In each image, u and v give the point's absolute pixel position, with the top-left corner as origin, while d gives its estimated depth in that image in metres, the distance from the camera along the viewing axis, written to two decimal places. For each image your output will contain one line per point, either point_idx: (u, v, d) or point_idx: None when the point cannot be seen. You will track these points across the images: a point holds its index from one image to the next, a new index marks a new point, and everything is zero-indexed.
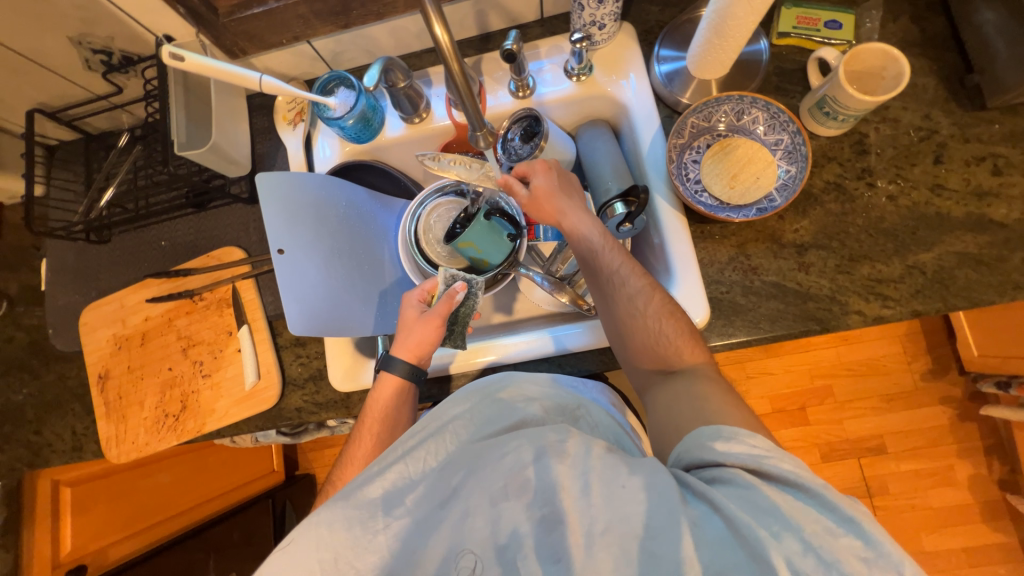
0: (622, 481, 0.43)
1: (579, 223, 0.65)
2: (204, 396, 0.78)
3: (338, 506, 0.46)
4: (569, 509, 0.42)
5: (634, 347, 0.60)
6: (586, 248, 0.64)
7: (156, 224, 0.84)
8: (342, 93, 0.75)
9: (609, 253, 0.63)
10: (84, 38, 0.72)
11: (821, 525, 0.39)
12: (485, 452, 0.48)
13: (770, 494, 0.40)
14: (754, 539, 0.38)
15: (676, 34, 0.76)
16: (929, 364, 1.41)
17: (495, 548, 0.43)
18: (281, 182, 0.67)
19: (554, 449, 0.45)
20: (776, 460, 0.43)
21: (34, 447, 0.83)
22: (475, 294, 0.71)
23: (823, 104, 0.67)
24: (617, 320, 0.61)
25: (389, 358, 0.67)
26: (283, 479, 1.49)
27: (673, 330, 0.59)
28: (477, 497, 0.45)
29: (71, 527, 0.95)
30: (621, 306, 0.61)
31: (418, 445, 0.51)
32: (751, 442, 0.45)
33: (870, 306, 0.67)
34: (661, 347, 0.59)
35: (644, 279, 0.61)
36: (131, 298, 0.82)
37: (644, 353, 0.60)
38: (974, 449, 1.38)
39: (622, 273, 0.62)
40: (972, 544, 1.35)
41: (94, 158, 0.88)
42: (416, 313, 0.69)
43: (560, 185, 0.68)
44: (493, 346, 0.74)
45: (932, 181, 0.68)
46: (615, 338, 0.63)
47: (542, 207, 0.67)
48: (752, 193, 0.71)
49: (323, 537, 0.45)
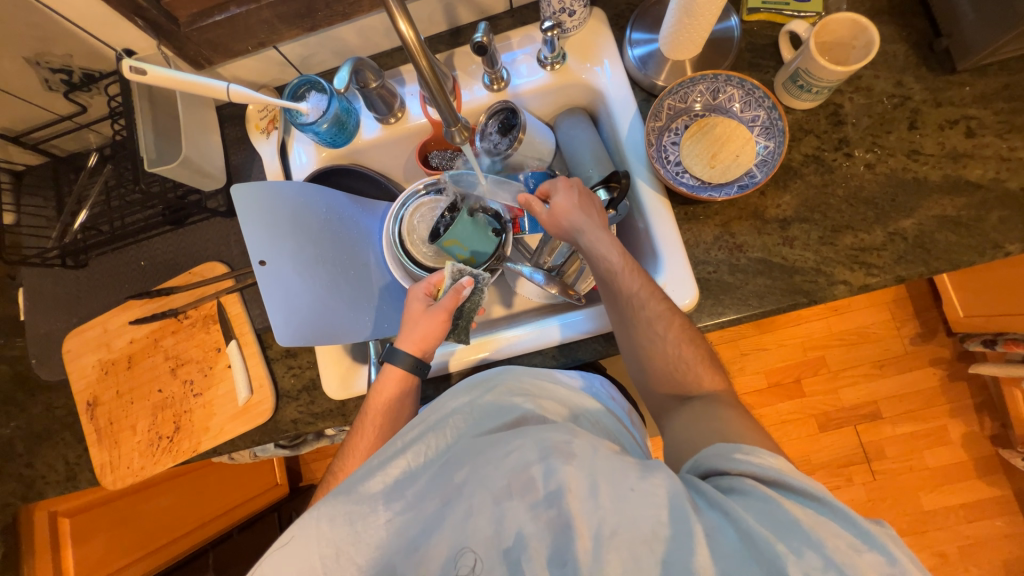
0: (630, 484, 0.42)
1: (599, 243, 0.63)
2: (197, 415, 0.76)
3: (339, 502, 0.46)
4: (577, 512, 0.41)
5: (653, 370, 0.62)
6: (606, 268, 0.63)
7: (134, 244, 0.82)
8: (313, 97, 0.74)
9: (630, 277, 0.61)
10: (41, 57, 0.70)
11: (843, 542, 0.38)
12: (488, 452, 0.47)
13: (789, 507, 0.41)
14: (771, 552, 0.38)
15: (646, 16, 0.75)
16: (918, 328, 1.43)
17: (499, 550, 0.42)
18: (257, 193, 0.65)
19: (560, 450, 0.45)
20: (797, 476, 0.44)
21: (27, 480, 0.81)
22: (480, 289, 0.72)
23: (797, 78, 0.67)
24: (635, 342, 0.62)
25: (392, 352, 0.67)
26: (287, 492, 1.48)
27: (691, 356, 0.61)
28: (479, 497, 0.44)
29: (73, 557, 0.94)
30: (641, 331, 0.61)
31: (418, 437, 0.51)
32: (772, 458, 0.46)
33: (855, 275, 0.67)
34: (679, 372, 0.61)
35: (664, 305, 0.61)
36: (114, 321, 0.80)
37: (663, 378, 0.62)
38: (965, 408, 1.41)
39: (644, 298, 0.61)
40: (969, 500, 1.38)
41: (63, 181, 0.85)
42: (422, 307, 0.69)
43: (582, 204, 0.64)
44: (494, 340, 0.74)
45: (909, 147, 0.69)
46: (632, 356, 0.64)
47: (560, 226, 0.65)
48: (733, 170, 0.71)
49: (324, 533, 0.45)
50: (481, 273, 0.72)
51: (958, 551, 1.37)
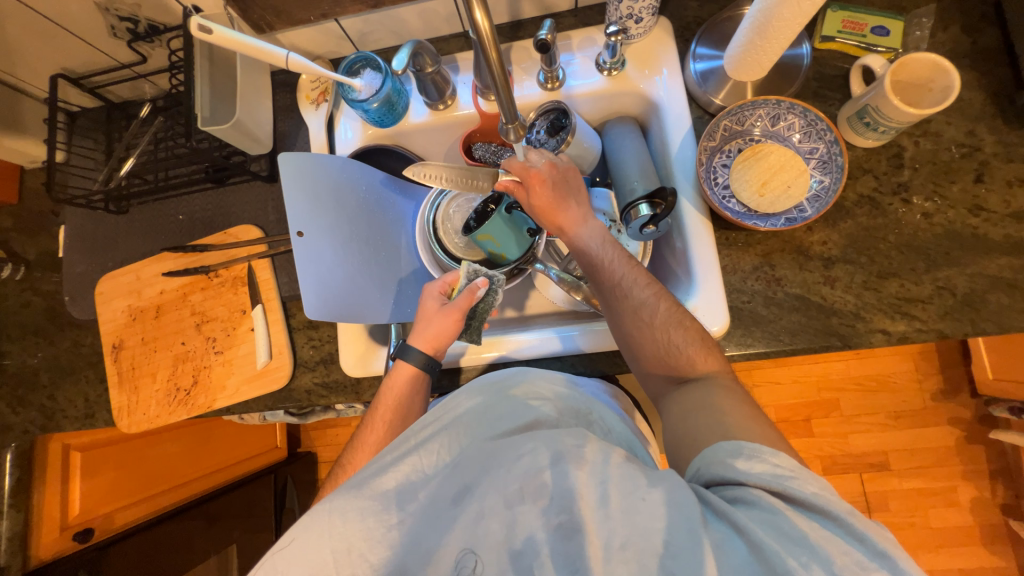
0: (641, 494, 0.42)
1: (582, 235, 0.65)
2: (215, 373, 0.78)
3: (351, 496, 0.45)
4: (588, 520, 0.41)
5: (644, 356, 0.60)
6: (590, 260, 0.65)
7: (175, 197, 0.84)
8: (368, 74, 0.74)
9: (613, 264, 0.63)
10: (111, 4, 0.71)
11: (850, 558, 0.38)
12: (500, 453, 0.47)
13: (795, 520, 0.39)
14: (781, 567, 0.37)
15: (714, 32, 0.73)
16: (941, 384, 1.39)
17: (508, 553, 0.42)
18: (302, 163, 0.65)
19: (572, 454, 0.45)
20: (801, 483, 0.42)
21: (48, 411, 0.84)
22: (495, 290, 0.71)
23: (864, 114, 0.65)
24: (623, 329, 0.61)
25: (405, 348, 0.67)
26: (286, 455, 1.51)
27: (682, 339, 0.58)
28: (491, 497, 0.44)
29: (80, 490, 0.97)
30: (629, 319, 0.60)
31: (434, 435, 0.51)
32: (775, 461, 0.44)
33: (895, 325, 0.65)
34: (672, 356, 0.58)
35: (650, 288, 0.61)
36: (148, 270, 0.82)
37: (655, 361, 0.59)
38: (979, 472, 1.36)
39: (627, 284, 0.61)
40: (968, 566, 1.35)
41: (115, 127, 0.87)
42: (436, 306, 0.69)
43: (558, 196, 0.64)
44: (504, 341, 0.74)
45: (971, 201, 0.66)
46: (625, 347, 0.62)
47: (545, 218, 0.65)
48: (782, 202, 0.69)
49: (336, 526, 0.44)
50: (495, 274, 0.71)
51: None
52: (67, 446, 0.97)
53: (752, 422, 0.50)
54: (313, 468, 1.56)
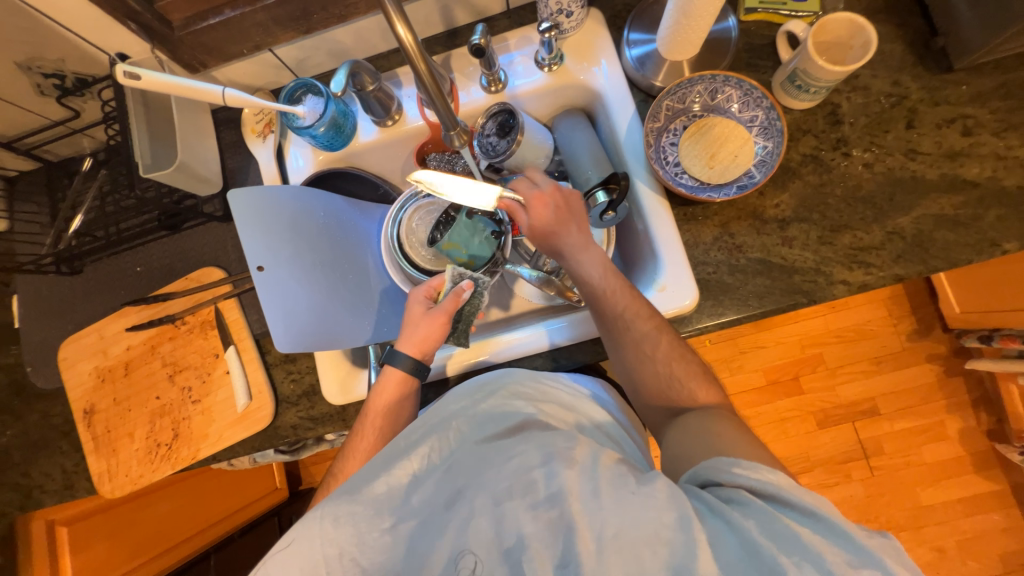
0: (631, 488, 0.43)
1: (581, 264, 0.64)
2: (196, 422, 0.76)
3: (343, 502, 0.46)
4: (578, 514, 0.41)
5: (642, 384, 0.62)
6: (589, 289, 0.64)
7: (130, 250, 0.82)
8: (309, 99, 0.73)
9: (615, 296, 0.62)
10: (33, 62, 0.69)
11: (843, 557, 0.38)
12: (492, 456, 0.47)
13: (788, 523, 0.40)
14: (775, 566, 0.37)
15: (644, 16, 0.75)
16: (914, 325, 1.44)
17: (500, 551, 0.42)
18: (255, 197, 0.65)
19: (563, 455, 0.45)
20: (799, 491, 0.42)
21: (23, 489, 0.80)
22: (480, 292, 0.72)
23: (795, 78, 0.67)
24: (624, 358, 0.63)
25: (392, 354, 0.67)
26: (287, 495, 1.47)
27: (683, 373, 0.60)
28: (480, 498, 0.44)
29: (72, 566, 0.92)
30: (630, 349, 0.62)
31: (424, 438, 0.52)
32: (773, 472, 0.44)
33: (854, 274, 0.68)
34: (670, 389, 0.60)
35: (651, 322, 0.61)
36: (111, 328, 0.80)
37: (653, 392, 0.62)
38: (961, 403, 1.42)
39: (631, 317, 0.62)
40: (966, 495, 1.39)
41: (57, 186, 0.85)
42: (422, 310, 0.68)
43: (559, 219, 0.64)
44: (492, 342, 0.74)
45: (907, 146, 0.69)
46: (623, 372, 0.64)
47: (544, 245, 0.66)
48: (731, 171, 0.71)
49: (330, 533, 0.45)
50: (479, 276, 0.71)
51: (956, 545, 1.39)
52: (52, 522, 0.93)
53: None
54: None
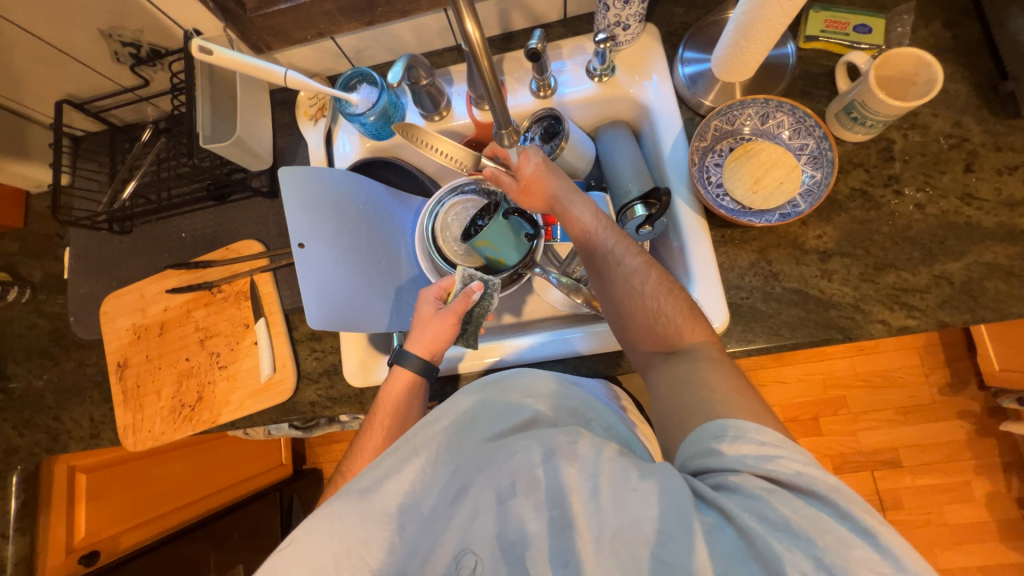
0: (632, 485, 0.42)
1: (570, 203, 0.65)
2: (220, 388, 0.78)
3: (350, 501, 0.46)
4: (578, 513, 0.41)
5: (633, 326, 0.60)
6: (580, 229, 0.65)
7: (178, 215, 0.85)
8: (364, 88, 0.75)
9: (602, 232, 0.63)
10: (115, 31, 0.73)
11: (836, 538, 0.37)
12: (495, 453, 0.47)
13: (780, 506, 0.39)
14: (770, 555, 0.37)
15: (701, 36, 0.75)
16: (948, 377, 1.38)
17: (501, 548, 0.42)
18: (303, 175, 0.67)
19: (564, 451, 0.45)
20: (783, 464, 0.42)
21: (53, 432, 0.84)
22: (490, 294, 0.71)
23: (851, 109, 0.66)
24: (613, 298, 0.62)
25: (401, 354, 0.68)
26: (291, 472, 1.50)
27: (671, 306, 0.57)
28: (484, 494, 0.45)
29: (85, 513, 0.97)
30: (618, 286, 0.61)
31: (429, 440, 0.50)
32: (756, 441, 0.43)
33: (895, 315, 0.65)
34: (660, 325, 0.57)
35: (638, 255, 0.61)
36: (151, 288, 0.83)
37: (644, 333, 0.59)
38: (992, 466, 1.35)
39: (615, 251, 0.62)
40: (988, 563, 1.32)
41: (119, 149, 0.89)
42: (432, 310, 0.69)
43: (546, 166, 0.67)
44: (502, 345, 0.75)
45: (963, 190, 0.67)
46: (615, 320, 0.63)
47: (532, 192, 0.67)
48: (776, 198, 0.70)
49: (337, 529, 0.44)
50: (490, 278, 0.71)
51: None
52: (72, 468, 0.97)
53: None
54: (319, 485, 1.55)
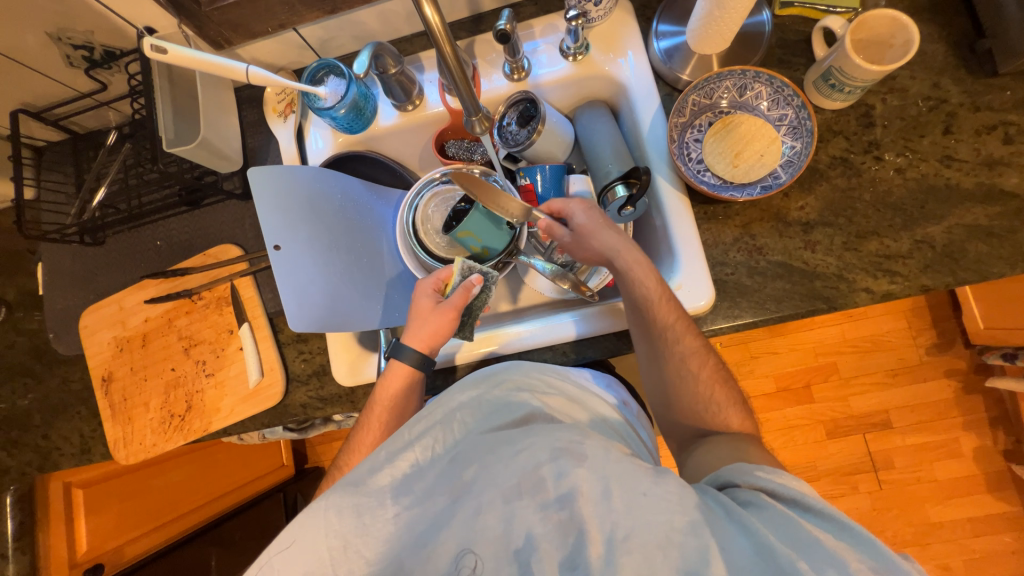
0: (643, 489, 0.42)
1: (634, 269, 0.63)
2: (209, 395, 0.77)
3: (347, 494, 0.47)
4: (589, 516, 0.41)
5: (676, 403, 0.64)
6: (642, 294, 0.63)
7: (151, 223, 0.83)
8: (332, 81, 0.73)
9: (664, 307, 0.62)
10: (63, 33, 0.69)
11: (866, 565, 0.37)
12: (497, 448, 0.47)
13: (808, 527, 0.40)
14: (790, 566, 0.37)
15: (674, 8, 0.73)
16: (934, 338, 1.40)
17: (508, 550, 0.42)
18: (274, 176, 0.65)
19: (572, 452, 0.45)
20: (819, 498, 0.43)
21: (43, 451, 0.83)
22: (490, 286, 0.72)
23: (829, 76, 0.65)
24: (660, 367, 0.64)
25: (399, 347, 0.67)
26: (293, 473, 1.51)
27: (719, 395, 0.63)
28: (489, 495, 0.44)
29: (86, 526, 0.97)
30: (670, 362, 0.63)
31: (426, 431, 0.51)
32: (792, 477, 0.46)
33: (878, 282, 0.66)
34: (704, 408, 0.63)
35: (694, 339, 0.63)
36: (130, 300, 0.81)
37: (684, 410, 0.64)
38: (978, 422, 1.38)
39: (678, 334, 0.62)
40: (977, 514, 1.36)
41: (83, 157, 0.86)
42: (430, 304, 0.68)
43: (602, 225, 0.65)
44: (500, 335, 0.74)
45: (942, 153, 0.66)
46: (654, 379, 0.67)
47: (589, 243, 0.66)
48: (757, 171, 0.69)
49: (332, 523, 0.45)
50: (489, 270, 0.71)
51: (962, 564, 1.36)
52: (68, 484, 0.96)
53: None
54: None
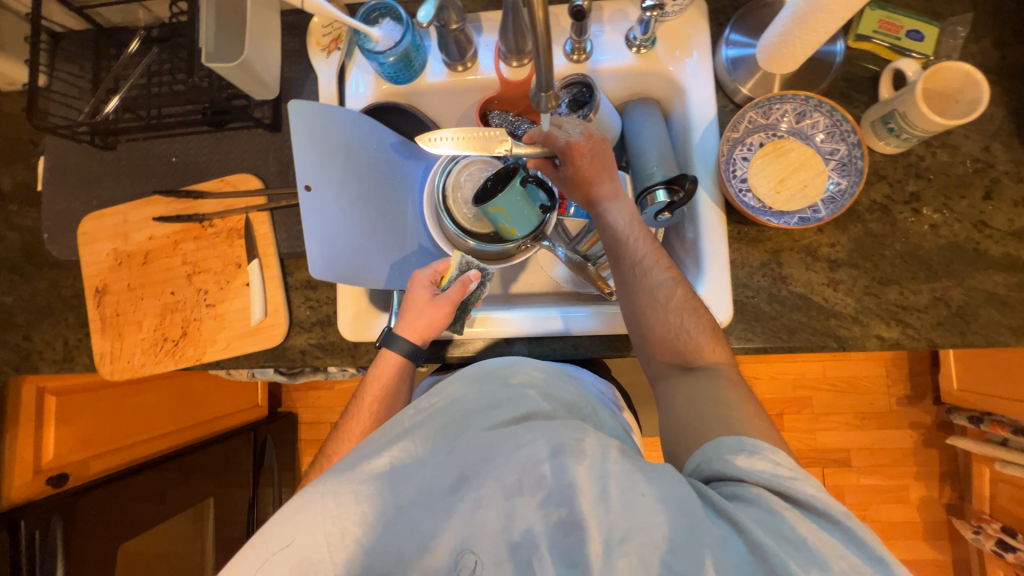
0: (640, 490, 0.42)
1: (610, 210, 0.63)
2: (206, 326, 0.75)
3: (342, 479, 0.43)
4: (588, 514, 0.41)
5: (653, 339, 0.59)
6: (613, 235, 0.63)
7: (169, 136, 0.79)
8: (387, 25, 0.69)
9: (636, 242, 0.61)
10: None
11: (851, 563, 0.38)
12: (498, 444, 0.45)
13: (793, 520, 0.40)
14: (782, 569, 0.38)
15: (750, 19, 0.71)
16: (907, 391, 1.46)
17: (506, 544, 0.41)
18: (314, 113, 0.63)
19: (572, 448, 0.44)
20: (801, 484, 0.43)
21: (22, 352, 0.80)
22: (485, 283, 0.71)
23: (890, 119, 0.65)
24: (636, 311, 0.60)
25: (390, 337, 0.66)
26: (265, 414, 1.50)
27: (694, 326, 0.58)
28: (489, 488, 0.43)
29: (54, 435, 0.95)
30: (643, 299, 0.59)
31: (425, 422, 0.48)
32: (773, 458, 0.45)
33: (890, 331, 0.67)
34: (681, 341, 0.58)
35: (669, 271, 0.60)
36: (137, 214, 0.78)
37: (663, 347, 0.59)
38: (931, 474, 1.45)
39: (649, 267, 0.60)
40: (910, 557, 1.45)
41: (103, 54, 0.80)
42: (426, 295, 0.67)
43: (593, 168, 0.63)
44: (493, 320, 0.73)
45: (978, 217, 0.67)
46: (635, 332, 0.61)
47: (575, 187, 0.65)
48: (797, 201, 0.69)
49: (330, 508, 0.42)
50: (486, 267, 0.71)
51: None
52: (42, 389, 0.94)
53: (752, 412, 0.51)
54: (293, 428, 1.57)
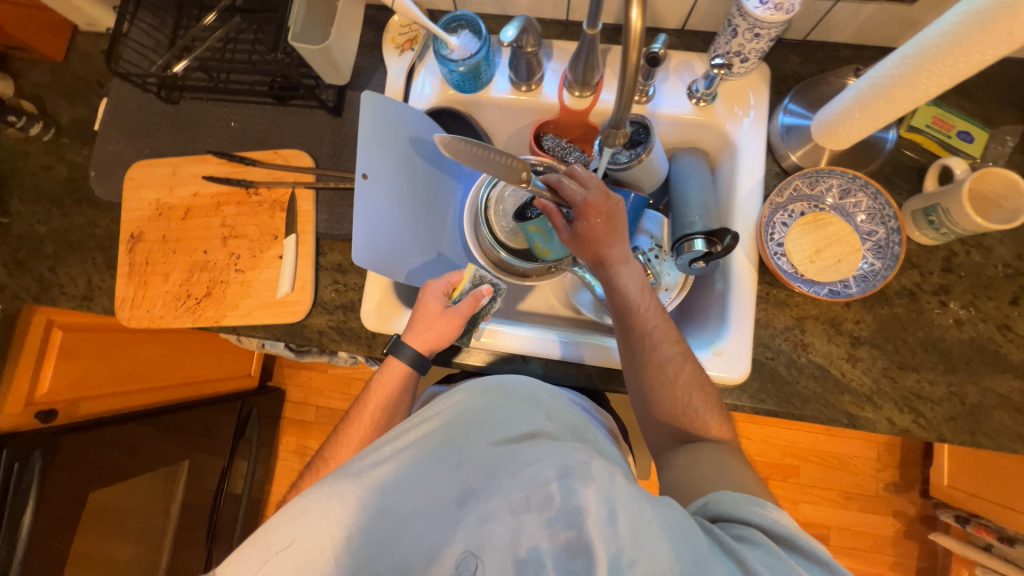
0: (647, 517, 0.41)
1: (622, 278, 0.62)
2: (231, 290, 0.76)
3: (347, 482, 0.43)
4: (595, 535, 0.39)
5: (659, 411, 0.60)
6: (621, 304, 0.62)
7: (233, 102, 0.81)
8: (465, 36, 0.72)
9: (647, 313, 0.61)
10: None
11: None
12: (504, 463, 0.45)
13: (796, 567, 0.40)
14: None
15: (809, 93, 0.74)
16: (896, 478, 1.45)
17: (512, 561, 0.39)
18: (383, 106, 0.65)
19: (580, 471, 0.44)
20: (807, 536, 0.43)
21: (45, 283, 0.81)
22: (496, 298, 0.73)
23: (931, 212, 0.66)
24: (643, 382, 0.61)
25: (398, 345, 0.67)
26: (254, 385, 1.49)
27: (702, 404, 0.60)
28: (496, 503, 0.42)
29: (53, 369, 0.94)
30: (650, 374, 0.60)
31: (421, 436, 0.49)
32: (779, 513, 0.46)
33: (901, 417, 0.67)
34: (687, 417, 0.59)
35: (677, 346, 0.61)
36: (186, 169, 0.80)
37: (667, 418, 0.60)
38: (907, 567, 1.43)
39: (658, 340, 0.60)
40: None
41: (185, 13, 0.83)
42: (437, 306, 0.67)
43: (605, 231, 0.62)
44: (501, 338, 0.74)
45: (1002, 320, 0.69)
46: (639, 396, 0.62)
47: (584, 247, 0.63)
48: (829, 274, 0.71)
49: (336, 512, 0.42)
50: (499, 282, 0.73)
51: None
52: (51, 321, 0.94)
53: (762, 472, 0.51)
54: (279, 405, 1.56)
